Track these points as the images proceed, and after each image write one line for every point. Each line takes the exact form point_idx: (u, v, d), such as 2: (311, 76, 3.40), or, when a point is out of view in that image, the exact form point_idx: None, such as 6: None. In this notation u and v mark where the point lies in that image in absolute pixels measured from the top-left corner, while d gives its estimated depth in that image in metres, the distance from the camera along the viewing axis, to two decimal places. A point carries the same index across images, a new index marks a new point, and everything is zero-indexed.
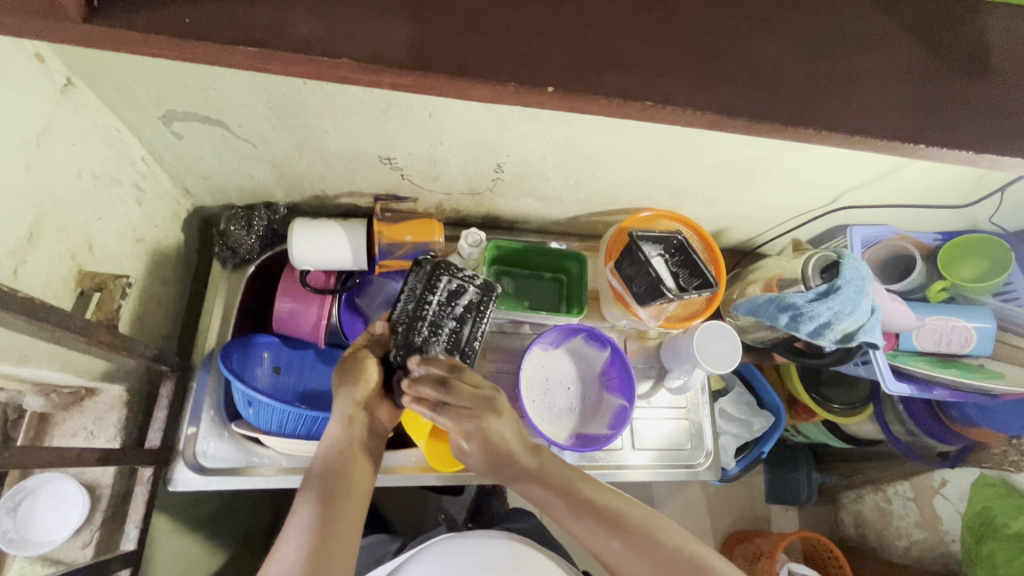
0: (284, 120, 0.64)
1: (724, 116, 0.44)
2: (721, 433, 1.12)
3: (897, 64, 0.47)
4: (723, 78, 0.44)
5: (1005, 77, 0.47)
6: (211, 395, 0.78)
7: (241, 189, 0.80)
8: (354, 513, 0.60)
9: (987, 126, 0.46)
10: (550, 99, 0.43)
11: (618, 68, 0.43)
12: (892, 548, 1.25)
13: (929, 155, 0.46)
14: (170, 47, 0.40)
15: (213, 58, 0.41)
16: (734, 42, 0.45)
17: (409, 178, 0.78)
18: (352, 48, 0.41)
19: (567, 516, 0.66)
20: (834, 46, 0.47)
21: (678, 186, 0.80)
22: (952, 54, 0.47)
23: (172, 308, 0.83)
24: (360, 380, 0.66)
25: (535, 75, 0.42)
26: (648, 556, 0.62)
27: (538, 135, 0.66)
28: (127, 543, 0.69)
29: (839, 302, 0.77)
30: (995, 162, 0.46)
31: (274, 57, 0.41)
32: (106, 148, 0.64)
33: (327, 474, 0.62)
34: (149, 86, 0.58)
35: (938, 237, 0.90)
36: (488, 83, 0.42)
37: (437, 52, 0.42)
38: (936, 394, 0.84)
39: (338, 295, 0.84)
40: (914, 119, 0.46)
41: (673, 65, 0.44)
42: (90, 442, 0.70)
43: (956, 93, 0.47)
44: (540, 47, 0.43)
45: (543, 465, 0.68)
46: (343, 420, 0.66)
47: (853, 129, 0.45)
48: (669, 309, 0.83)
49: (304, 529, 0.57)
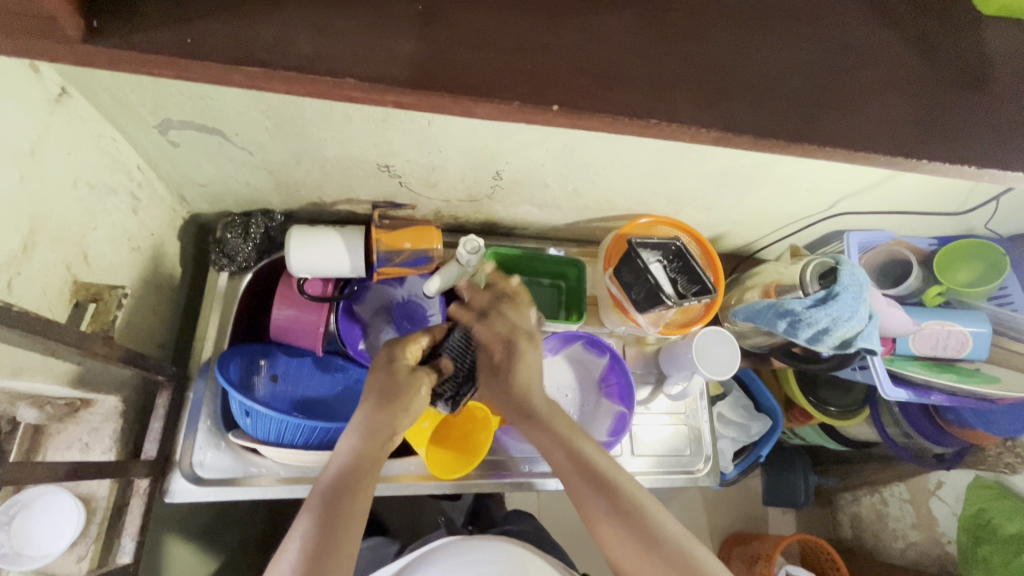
0: (282, 128, 0.64)
1: (727, 132, 0.44)
2: (719, 437, 1.13)
3: (898, 77, 0.47)
4: (724, 94, 0.44)
5: (1004, 89, 0.48)
6: (208, 404, 0.77)
7: (237, 197, 0.80)
8: (354, 534, 0.59)
9: (989, 138, 0.46)
10: (554, 116, 0.42)
11: (621, 83, 0.43)
12: (888, 550, 1.26)
13: (930, 170, 0.46)
14: (168, 66, 0.40)
15: (214, 75, 0.41)
16: (738, 56, 0.45)
17: (407, 185, 0.77)
18: (353, 65, 0.41)
19: (566, 469, 0.66)
20: (835, 61, 0.47)
21: (677, 192, 0.80)
22: (953, 68, 0.48)
23: (168, 317, 0.82)
24: (405, 405, 0.65)
25: (538, 92, 0.42)
26: (635, 528, 0.61)
27: (538, 143, 0.66)
28: (123, 556, 0.69)
29: (837, 308, 0.77)
30: (996, 176, 0.46)
31: (275, 75, 0.41)
32: (101, 158, 0.63)
33: (336, 490, 0.60)
34: (145, 95, 0.58)
35: (933, 242, 0.91)
36: (488, 102, 0.42)
37: (439, 69, 0.42)
38: (933, 400, 0.85)
39: (335, 303, 0.83)
40: (915, 133, 0.46)
41: (677, 80, 0.44)
42: (85, 454, 0.69)
43: (957, 105, 0.47)
44: (545, 64, 0.43)
45: (550, 410, 0.70)
46: (368, 437, 0.63)
47: (855, 143, 0.45)
48: (668, 316, 0.83)
49: (302, 548, 0.56)
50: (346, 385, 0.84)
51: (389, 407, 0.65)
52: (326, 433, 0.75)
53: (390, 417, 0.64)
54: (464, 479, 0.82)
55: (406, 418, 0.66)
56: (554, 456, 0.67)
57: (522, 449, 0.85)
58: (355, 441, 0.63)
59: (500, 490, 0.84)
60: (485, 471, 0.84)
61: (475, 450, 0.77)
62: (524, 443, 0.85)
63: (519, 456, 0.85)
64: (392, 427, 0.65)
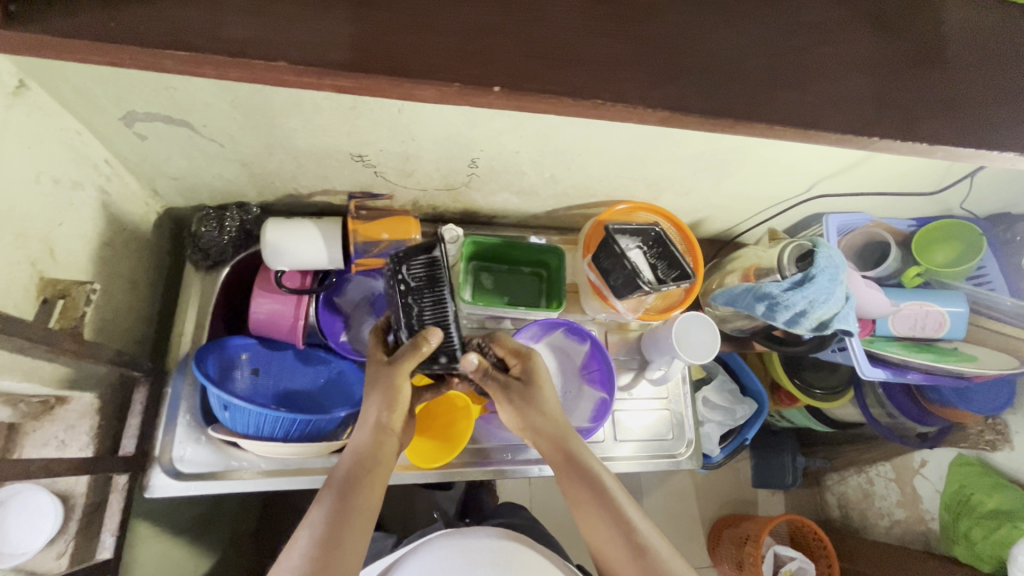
0: (251, 119, 0.63)
1: (674, 112, 0.44)
2: (705, 421, 1.13)
3: (858, 53, 0.47)
4: (675, 74, 0.44)
5: (959, 64, 0.48)
6: (187, 399, 0.77)
7: (212, 190, 0.79)
8: (365, 525, 0.59)
9: (937, 115, 0.47)
10: (497, 98, 0.42)
11: (567, 64, 0.43)
12: (874, 528, 1.28)
13: (883, 148, 0.47)
14: (108, 52, 0.39)
15: (147, 62, 0.40)
16: (688, 32, 0.45)
17: (383, 175, 0.77)
18: (288, 49, 0.40)
19: (581, 492, 0.67)
20: (790, 37, 0.46)
21: (653, 178, 0.80)
22: (911, 44, 0.48)
23: (146, 312, 0.82)
24: (394, 402, 0.67)
25: (477, 73, 0.42)
26: (644, 562, 0.61)
27: (511, 130, 0.66)
28: (104, 552, 0.69)
29: (813, 291, 0.78)
30: (950, 154, 0.47)
31: (202, 59, 0.40)
32: (65, 152, 0.62)
33: (347, 483, 0.62)
34: (106, 86, 0.56)
35: (912, 223, 0.92)
36: (431, 84, 0.41)
37: (373, 49, 0.41)
38: (909, 378, 0.86)
39: (315, 295, 0.84)
40: (870, 110, 0.46)
41: (624, 59, 0.44)
42: (61, 452, 0.65)
43: (911, 81, 0.47)
44: (489, 44, 0.42)
45: (556, 421, 0.72)
46: (371, 433, 0.66)
47: (806, 122, 0.46)
48: (647, 302, 0.83)
49: (312, 534, 0.57)
50: (329, 377, 0.85)
51: (384, 406, 0.67)
52: (307, 425, 0.75)
53: (389, 416, 0.67)
54: (448, 468, 0.83)
55: (401, 415, 0.68)
56: (569, 483, 0.68)
57: (505, 438, 0.86)
58: (360, 437, 0.66)
59: (484, 478, 0.85)
60: (469, 460, 0.84)
61: (455, 438, 0.78)
62: (507, 430, 0.86)
63: (501, 444, 0.86)
64: (390, 425, 0.67)
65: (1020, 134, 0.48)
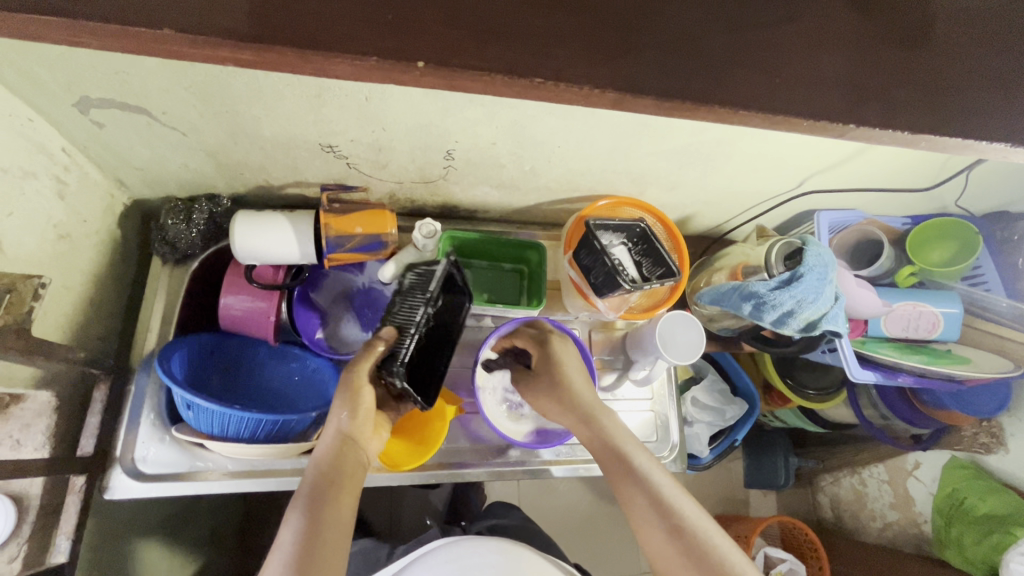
0: (211, 106, 0.60)
1: (625, 93, 0.42)
2: (694, 422, 1.10)
3: (834, 36, 0.44)
4: (630, 50, 0.42)
5: (940, 47, 0.45)
6: (152, 397, 0.75)
7: (180, 181, 0.76)
8: (338, 540, 0.56)
9: (909, 100, 0.45)
10: (423, 75, 0.40)
11: (502, 37, 0.40)
12: (867, 530, 1.25)
13: (858, 135, 0.45)
14: (10, 22, 0.37)
15: (60, 37, 0.38)
16: (646, 6, 0.42)
17: (355, 166, 0.74)
18: (180, 15, 0.38)
19: (634, 493, 0.67)
20: (757, 15, 0.43)
21: (638, 172, 0.77)
22: (891, 21, 0.45)
23: (110, 306, 0.79)
24: (355, 408, 0.64)
25: (402, 47, 0.39)
26: (699, 562, 0.61)
27: (484, 120, 0.63)
28: (59, 555, 0.67)
29: (801, 290, 0.74)
30: (932, 143, 0.45)
31: (83, 28, 0.37)
32: (15, 140, 0.59)
33: (311, 499, 0.58)
34: (54, 70, 0.53)
35: (907, 221, 0.89)
36: (344, 59, 0.39)
37: (281, 17, 0.38)
38: (900, 381, 0.83)
39: (288, 290, 0.80)
40: (848, 95, 0.44)
41: (572, 35, 0.41)
42: (16, 452, 0.61)
43: (891, 62, 0.45)
44: (411, 12, 0.40)
45: (605, 418, 0.73)
46: (332, 444, 0.63)
47: (769, 105, 0.43)
48: (631, 300, 0.80)
49: (285, 555, 0.54)
50: (303, 375, 0.84)
51: (346, 415, 0.64)
52: (276, 425, 0.72)
53: (351, 421, 0.64)
54: (424, 470, 0.79)
55: (365, 422, 0.65)
56: (622, 482, 0.68)
57: (483, 438, 0.83)
58: (322, 449, 0.63)
59: (461, 480, 0.81)
60: (446, 461, 0.81)
61: (430, 442, 0.76)
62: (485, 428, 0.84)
63: (479, 447, 0.83)
64: (354, 433, 0.64)
65: (999, 119, 0.45)
